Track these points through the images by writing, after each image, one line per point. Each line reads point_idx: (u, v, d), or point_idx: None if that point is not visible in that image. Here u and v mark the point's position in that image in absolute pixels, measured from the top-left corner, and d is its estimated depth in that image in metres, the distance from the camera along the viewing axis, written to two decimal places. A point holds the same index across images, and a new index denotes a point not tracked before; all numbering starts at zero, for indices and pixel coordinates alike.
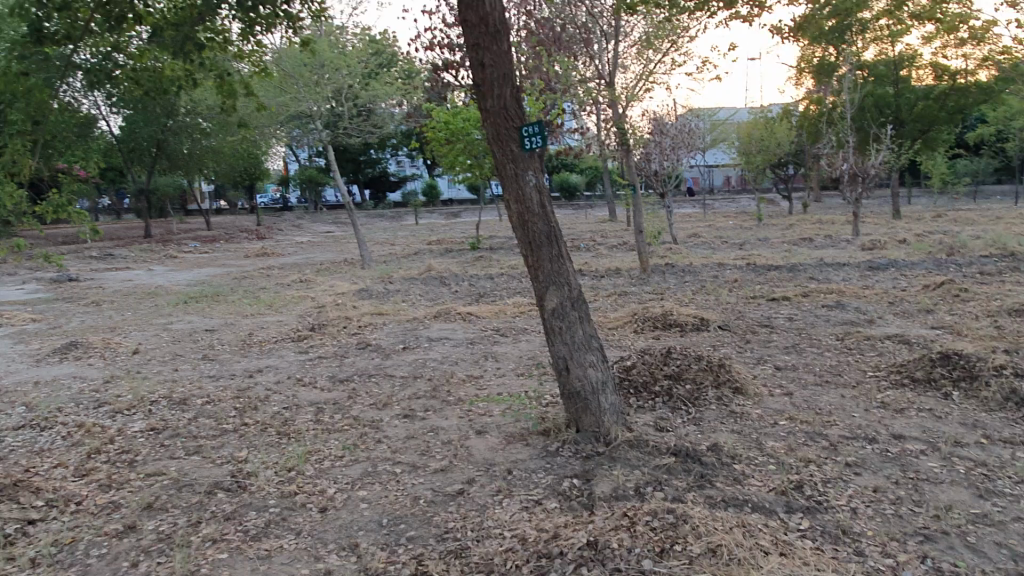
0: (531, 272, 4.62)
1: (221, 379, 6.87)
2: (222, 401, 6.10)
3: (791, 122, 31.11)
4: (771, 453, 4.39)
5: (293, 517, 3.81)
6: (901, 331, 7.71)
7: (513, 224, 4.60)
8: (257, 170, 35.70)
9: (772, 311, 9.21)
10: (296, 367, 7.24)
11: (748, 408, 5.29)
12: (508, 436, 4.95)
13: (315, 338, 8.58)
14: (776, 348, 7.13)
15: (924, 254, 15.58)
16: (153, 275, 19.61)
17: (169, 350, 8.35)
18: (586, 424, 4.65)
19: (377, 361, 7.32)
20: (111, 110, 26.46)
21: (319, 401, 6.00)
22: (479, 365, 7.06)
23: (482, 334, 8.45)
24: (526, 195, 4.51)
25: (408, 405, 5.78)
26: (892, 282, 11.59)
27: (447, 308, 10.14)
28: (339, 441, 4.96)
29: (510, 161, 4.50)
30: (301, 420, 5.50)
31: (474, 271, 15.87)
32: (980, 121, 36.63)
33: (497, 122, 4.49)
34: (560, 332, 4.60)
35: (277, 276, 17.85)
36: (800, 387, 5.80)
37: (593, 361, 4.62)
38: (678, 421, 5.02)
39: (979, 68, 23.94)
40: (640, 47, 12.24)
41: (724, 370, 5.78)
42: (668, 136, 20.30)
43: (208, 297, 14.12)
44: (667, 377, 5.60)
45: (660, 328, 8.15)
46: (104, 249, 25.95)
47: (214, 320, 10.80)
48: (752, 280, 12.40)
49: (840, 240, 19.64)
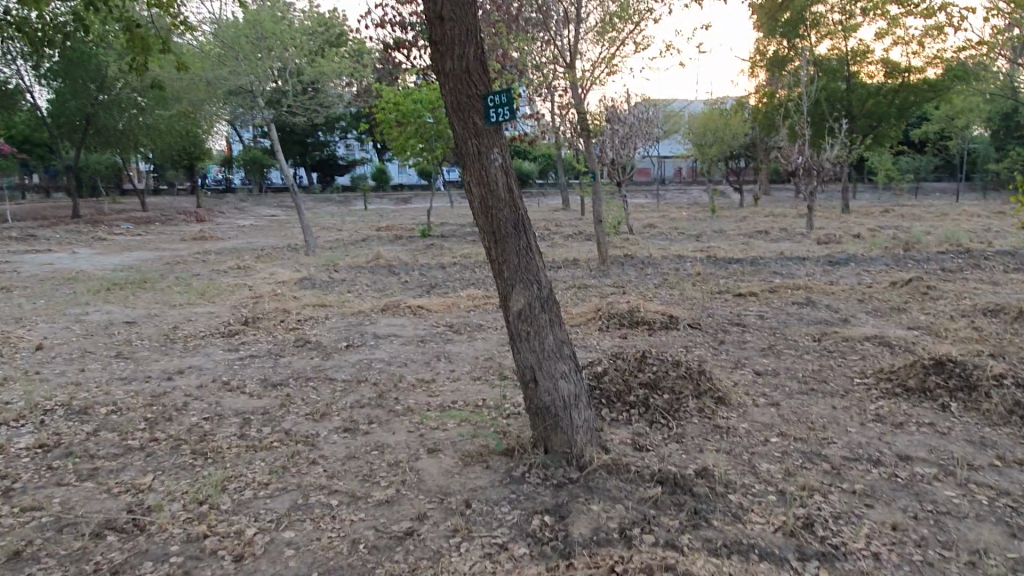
0: (494, 268, 3.96)
1: (135, 382, 5.99)
2: (131, 410, 5.24)
3: (744, 114, 31.05)
4: (767, 479, 3.84)
5: (201, 569, 3.07)
6: (878, 331, 7.32)
7: (475, 209, 3.91)
8: (196, 151, 33.98)
9: (740, 308, 8.75)
10: (224, 368, 6.40)
11: (733, 421, 4.74)
12: (465, 456, 4.28)
13: (247, 334, 7.74)
14: (752, 350, 6.63)
15: (880, 249, 15.46)
16: (76, 259, 18.15)
17: (79, 347, 7.37)
18: (556, 443, 4.02)
19: (316, 362, 6.54)
20: (39, 80, 24.62)
21: (246, 411, 5.21)
22: (431, 367, 6.35)
23: (433, 331, 7.74)
24: (490, 177, 3.83)
25: (350, 417, 5.05)
26: (857, 278, 11.30)
27: (396, 301, 9.39)
28: (265, 462, 4.20)
29: (472, 136, 3.81)
30: (224, 434, 4.72)
31: (425, 259, 15.13)
32: (922, 119, 37.34)
33: (458, 88, 3.79)
34: (528, 337, 3.96)
35: (213, 262, 16.73)
36: (786, 397, 5.28)
37: (564, 372, 4.00)
38: (658, 439, 4.43)
39: (928, 66, 24.12)
40: (600, 29, 11.55)
41: (704, 378, 5.21)
42: (625, 125, 19.84)
43: (134, 284, 13.00)
44: (642, 386, 5.01)
45: (627, 327, 7.57)
46: (27, 230, 24.16)
47: (137, 311, 9.79)
48: (715, 273, 12.00)
49: (794, 233, 19.54)
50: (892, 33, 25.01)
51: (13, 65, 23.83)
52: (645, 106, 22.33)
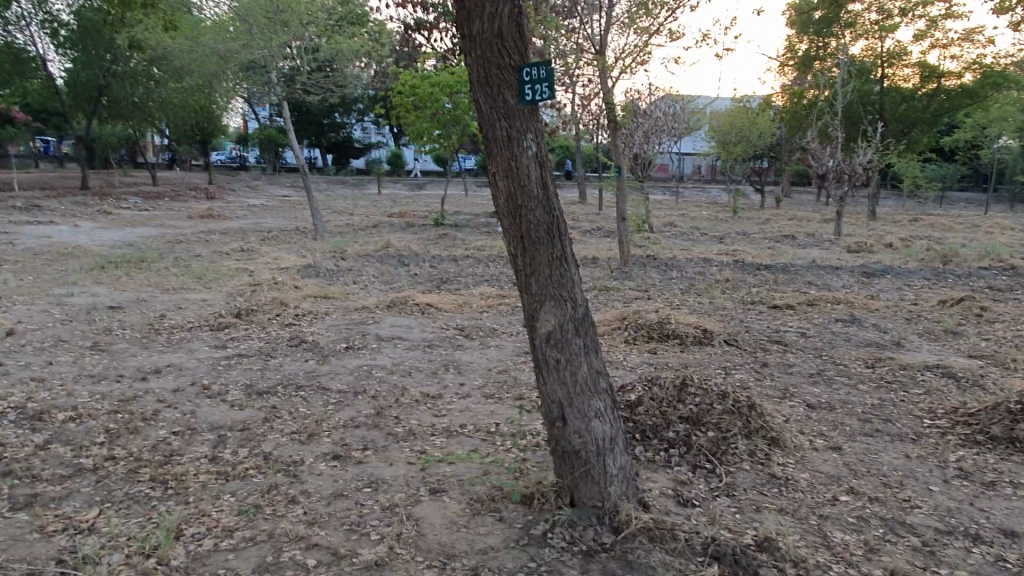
0: (520, 280, 3.26)
1: (103, 382, 5.31)
2: (93, 417, 4.58)
3: (771, 114, 30.08)
4: (844, 559, 3.13)
5: None
6: (937, 359, 6.54)
7: (500, 207, 3.20)
8: (209, 127, 33.32)
9: (779, 323, 7.97)
10: (206, 369, 5.70)
11: (791, 470, 4.02)
12: (473, 502, 3.58)
13: (239, 328, 7.06)
14: (799, 377, 5.87)
15: (916, 260, 14.55)
16: (76, 232, 17.57)
17: (53, 335, 6.71)
18: (585, 495, 3.32)
19: (309, 367, 5.83)
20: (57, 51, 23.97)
21: (224, 425, 4.53)
22: (438, 379, 5.64)
23: (442, 334, 7.03)
24: (521, 169, 3.11)
25: (342, 439, 4.36)
26: (898, 293, 10.51)
27: (404, 296, 8.68)
28: (235, 498, 3.53)
29: (501, 117, 3.09)
30: (192, 455, 4.05)
31: (436, 250, 14.43)
32: (952, 126, 36.19)
33: (488, 55, 3.06)
34: (556, 366, 3.26)
35: (217, 242, 16.12)
36: (847, 438, 4.55)
37: (599, 411, 3.30)
38: (705, 491, 3.72)
39: (965, 71, 23.08)
40: (628, 18, 10.57)
41: (755, 414, 4.46)
42: (649, 119, 19.03)
43: (130, 263, 12.31)
44: (682, 421, 4.28)
45: (656, 341, 6.83)
46: (32, 199, 23.57)
47: (126, 294, 9.11)
48: (745, 281, 11.23)
49: (822, 240, 18.67)
50: (931, 36, 23.94)
51: (25, 32, 23.09)
52: (671, 101, 21.49)
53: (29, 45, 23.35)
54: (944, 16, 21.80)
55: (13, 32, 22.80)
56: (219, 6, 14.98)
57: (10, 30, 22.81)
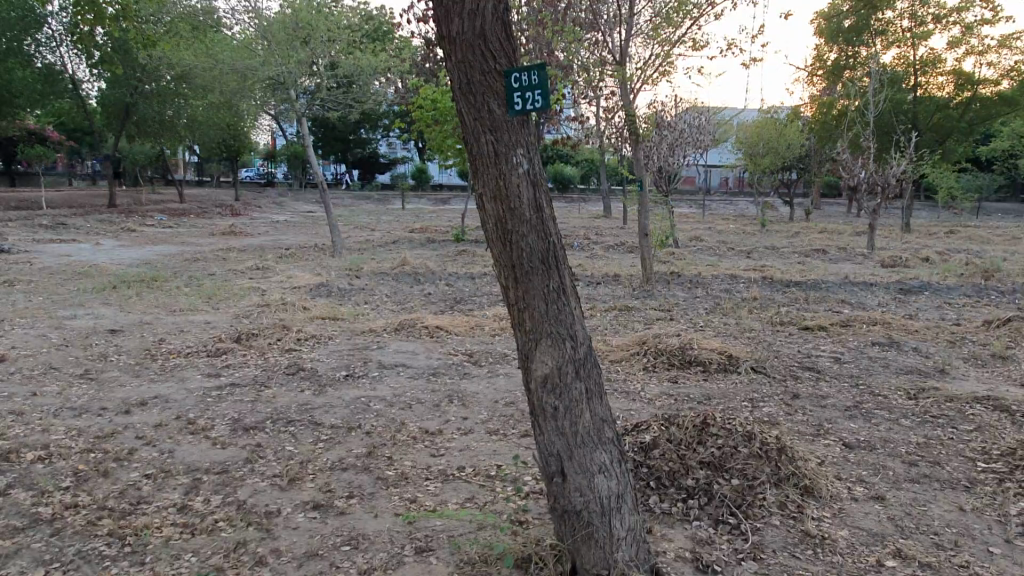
0: (512, 314, 2.84)
1: (83, 416, 5.00)
2: (64, 457, 4.27)
3: (801, 124, 29.30)
4: None
5: None
6: (986, 388, 5.96)
7: (489, 233, 2.79)
8: (235, 144, 33.43)
9: (812, 348, 7.41)
10: (194, 401, 5.37)
11: (828, 527, 3.54)
12: (462, 564, 3.16)
13: (236, 353, 6.76)
14: (835, 411, 5.35)
15: (955, 276, 13.74)
16: (97, 250, 17.63)
17: (43, 362, 6.45)
18: (588, 560, 2.90)
19: (304, 399, 5.45)
20: (93, 72, 23.98)
21: (200, 466, 4.17)
22: (440, 413, 5.22)
23: (449, 361, 6.62)
24: (510, 188, 2.70)
25: (327, 484, 3.98)
26: (939, 313, 9.87)
27: (414, 318, 8.30)
28: (199, 558, 3.20)
29: (488, 130, 2.70)
30: (160, 504, 3.70)
31: (453, 267, 14.13)
32: (990, 135, 34.96)
33: (470, 60, 2.68)
34: (555, 414, 2.84)
35: (234, 260, 16.03)
36: (891, 486, 4.03)
37: (605, 464, 2.87)
38: (729, 553, 3.28)
39: (1002, 78, 22.14)
40: (652, 29, 10.01)
41: (785, 458, 3.97)
42: (673, 132, 18.51)
43: (142, 282, 12.17)
44: (703, 466, 3.80)
45: (677, 368, 6.35)
46: (58, 217, 23.74)
47: (130, 316, 8.87)
48: (775, 299, 10.69)
49: (854, 253, 18.03)
50: (965, 42, 23.10)
51: (56, 52, 22.92)
52: (695, 113, 20.95)
53: (61, 65, 23.21)
54: (981, 21, 20.98)
55: (45, 53, 22.67)
56: (243, 24, 14.72)
57: (43, 53, 22.67)
